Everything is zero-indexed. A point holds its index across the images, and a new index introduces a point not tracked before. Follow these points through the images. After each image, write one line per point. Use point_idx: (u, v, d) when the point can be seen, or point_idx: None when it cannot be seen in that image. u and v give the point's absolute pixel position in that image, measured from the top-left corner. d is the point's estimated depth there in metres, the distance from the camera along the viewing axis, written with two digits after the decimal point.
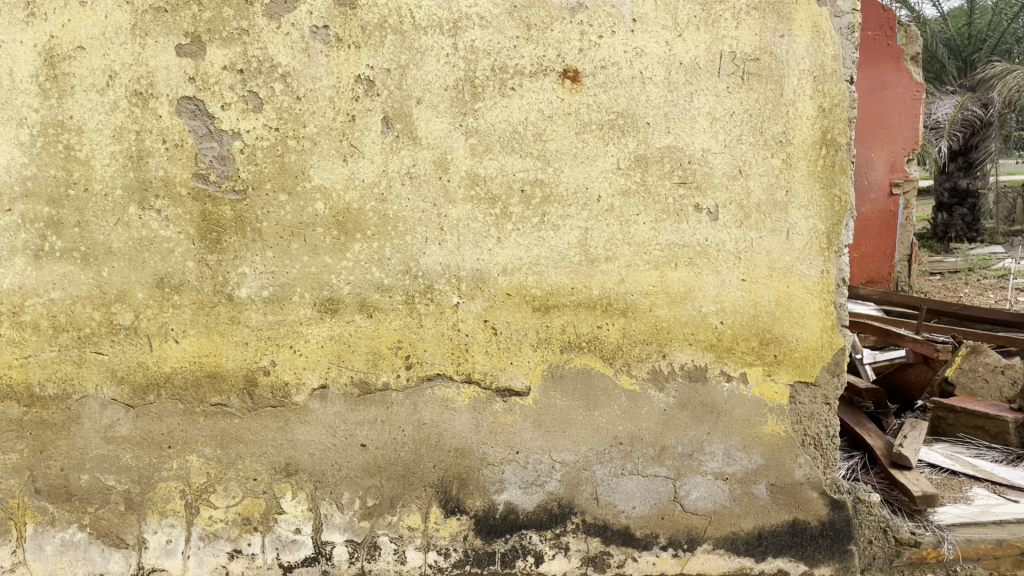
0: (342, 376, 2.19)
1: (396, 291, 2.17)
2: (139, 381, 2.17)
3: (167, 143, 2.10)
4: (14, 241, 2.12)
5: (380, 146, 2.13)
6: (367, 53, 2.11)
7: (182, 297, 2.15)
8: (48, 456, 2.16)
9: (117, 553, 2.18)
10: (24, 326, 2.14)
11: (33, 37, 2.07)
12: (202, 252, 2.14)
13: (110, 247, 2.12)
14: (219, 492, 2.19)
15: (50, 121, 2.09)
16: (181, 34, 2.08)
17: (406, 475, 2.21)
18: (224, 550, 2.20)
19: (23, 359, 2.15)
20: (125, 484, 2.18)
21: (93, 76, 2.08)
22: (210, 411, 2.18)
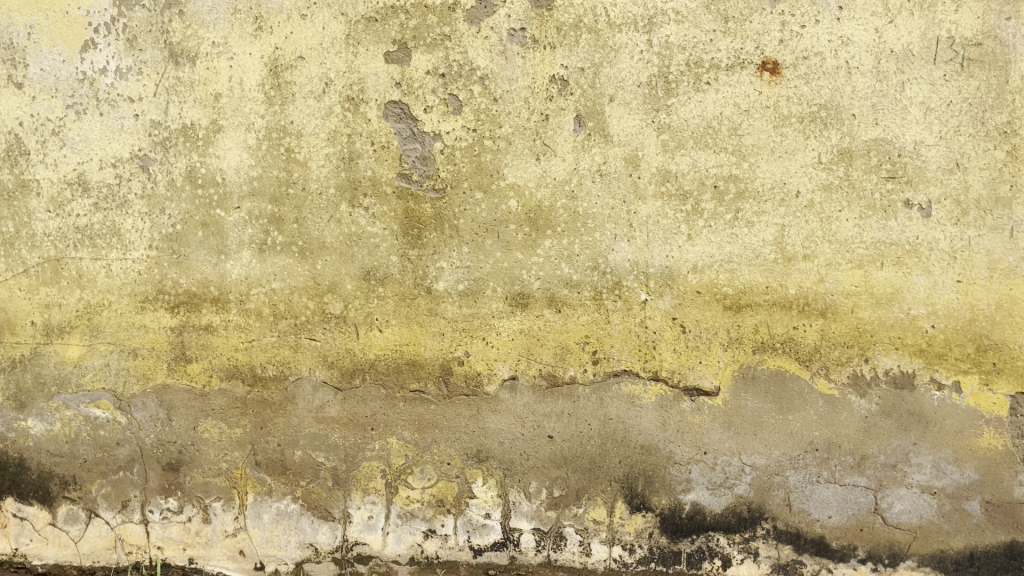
0: (531, 368, 2.24)
1: (585, 288, 2.20)
2: (347, 366, 2.32)
3: (375, 145, 2.25)
4: (242, 236, 2.33)
5: (572, 144, 2.17)
6: (562, 53, 2.15)
7: (386, 288, 2.29)
8: (267, 433, 2.36)
9: (325, 525, 2.36)
10: (249, 313, 2.35)
11: (260, 49, 2.27)
12: (404, 247, 2.27)
13: (323, 242, 2.30)
14: (416, 473, 2.31)
15: (275, 126, 2.29)
16: (389, 42, 2.21)
17: (593, 469, 2.24)
18: (419, 529, 2.32)
19: (248, 343, 2.36)
20: (333, 461, 2.35)
21: (311, 83, 2.26)
22: (409, 396, 2.30)
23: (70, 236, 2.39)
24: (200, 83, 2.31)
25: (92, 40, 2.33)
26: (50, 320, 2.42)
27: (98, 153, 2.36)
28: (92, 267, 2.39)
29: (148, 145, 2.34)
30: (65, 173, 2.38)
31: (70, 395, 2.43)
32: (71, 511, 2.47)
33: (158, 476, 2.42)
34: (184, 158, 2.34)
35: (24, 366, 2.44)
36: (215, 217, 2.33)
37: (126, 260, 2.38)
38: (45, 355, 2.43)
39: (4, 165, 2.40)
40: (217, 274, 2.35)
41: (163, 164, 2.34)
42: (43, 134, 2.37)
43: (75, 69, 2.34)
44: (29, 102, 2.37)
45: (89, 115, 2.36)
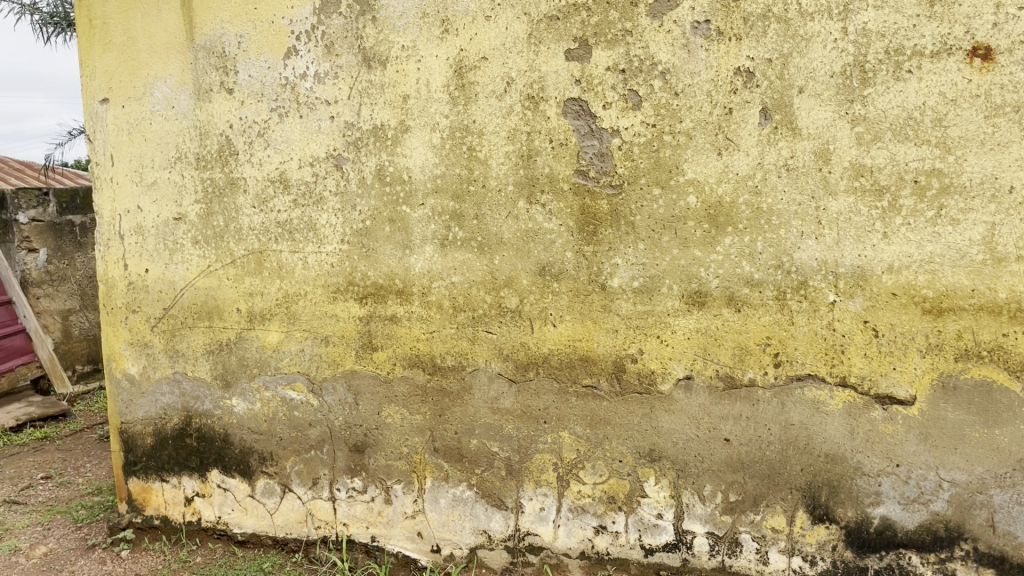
0: (708, 368, 2.19)
1: (767, 287, 2.13)
2: (521, 359, 2.36)
3: (553, 142, 2.27)
4: (426, 232, 2.42)
5: (757, 137, 2.10)
6: (748, 44, 2.08)
7: (561, 284, 2.30)
8: (445, 420, 2.46)
9: (498, 513, 2.43)
10: (430, 305, 2.44)
11: (446, 51, 2.34)
12: (580, 243, 2.27)
13: (502, 237, 2.35)
14: (588, 468, 2.32)
15: (458, 125, 2.36)
16: (570, 39, 2.22)
17: (771, 475, 2.17)
18: (591, 524, 2.33)
19: (428, 333, 2.45)
20: (507, 451, 2.40)
21: (494, 83, 2.30)
22: (582, 392, 2.31)
23: (272, 231, 2.59)
24: (389, 85, 2.40)
25: (293, 47, 2.47)
26: (254, 307, 2.64)
27: (298, 153, 2.53)
28: (290, 259, 2.57)
29: (342, 145, 2.48)
30: (268, 172, 2.57)
31: (270, 376, 2.64)
32: (268, 484, 2.70)
33: (345, 456, 2.58)
34: (374, 157, 2.45)
35: (229, 348, 2.68)
36: (401, 213, 2.44)
37: (320, 253, 2.54)
38: (248, 339, 2.65)
39: (217, 164, 2.63)
40: (402, 267, 2.46)
41: (355, 163, 2.47)
42: (251, 136, 2.58)
43: (278, 75, 2.51)
44: (238, 106, 2.57)
45: (290, 117, 2.52)
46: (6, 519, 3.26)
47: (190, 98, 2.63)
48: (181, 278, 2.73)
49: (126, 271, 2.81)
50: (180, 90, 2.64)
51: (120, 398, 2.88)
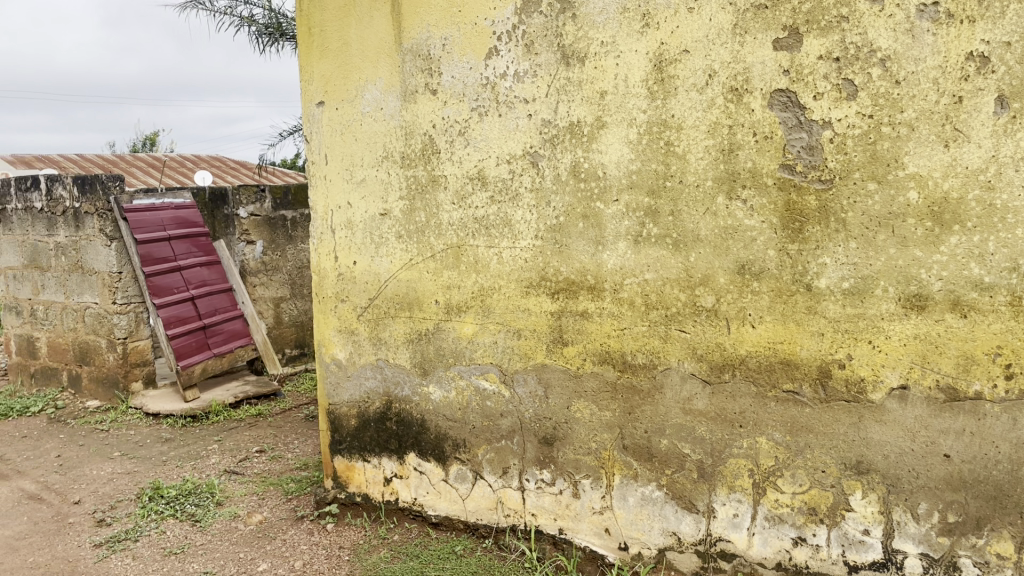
0: (927, 378, 2.04)
1: (998, 291, 1.93)
2: (717, 360, 2.29)
3: (757, 135, 2.16)
4: (620, 228, 2.40)
5: (991, 128, 1.89)
6: (983, 27, 1.87)
7: (761, 283, 2.21)
8: (635, 418, 2.44)
9: (688, 516, 2.38)
10: (622, 302, 2.42)
11: (646, 46, 2.28)
12: (783, 241, 2.16)
13: (698, 234, 2.27)
14: (787, 477, 2.22)
15: (656, 120, 2.30)
16: (779, 28, 2.09)
17: (998, 497, 1.98)
18: (789, 535, 2.23)
19: (619, 330, 2.43)
20: (699, 454, 2.35)
21: (695, 76, 2.22)
22: (782, 396, 2.22)
23: (469, 226, 2.67)
24: (588, 82, 2.39)
25: (495, 47, 2.53)
26: (451, 300, 2.74)
27: (496, 151, 2.59)
28: (486, 254, 2.65)
29: (539, 142, 2.50)
30: (468, 169, 2.65)
31: (465, 366, 2.73)
32: (461, 471, 2.80)
33: (535, 448, 2.62)
34: (569, 154, 2.45)
35: (427, 338, 2.81)
36: (595, 209, 2.43)
37: (515, 248, 2.59)
38: (445, 330, 2.76)
39: (420, 163, 2.75)
40: (594, 263, 2.45)
41: (551, 160, 2.49)
42: (452, 134, 2.67)
43: (480, 75, 2.58)
44: (441, 106, 2.68)
45: (490, 116, 2.59)
46: (228, 486, 3.60)
47: (398, 99, 2.77)
48: (385, 270, 2.88)
49: (335, 263, 3.01)
50: (388, 92, 2.79)
51: (328, 380, 3.09)
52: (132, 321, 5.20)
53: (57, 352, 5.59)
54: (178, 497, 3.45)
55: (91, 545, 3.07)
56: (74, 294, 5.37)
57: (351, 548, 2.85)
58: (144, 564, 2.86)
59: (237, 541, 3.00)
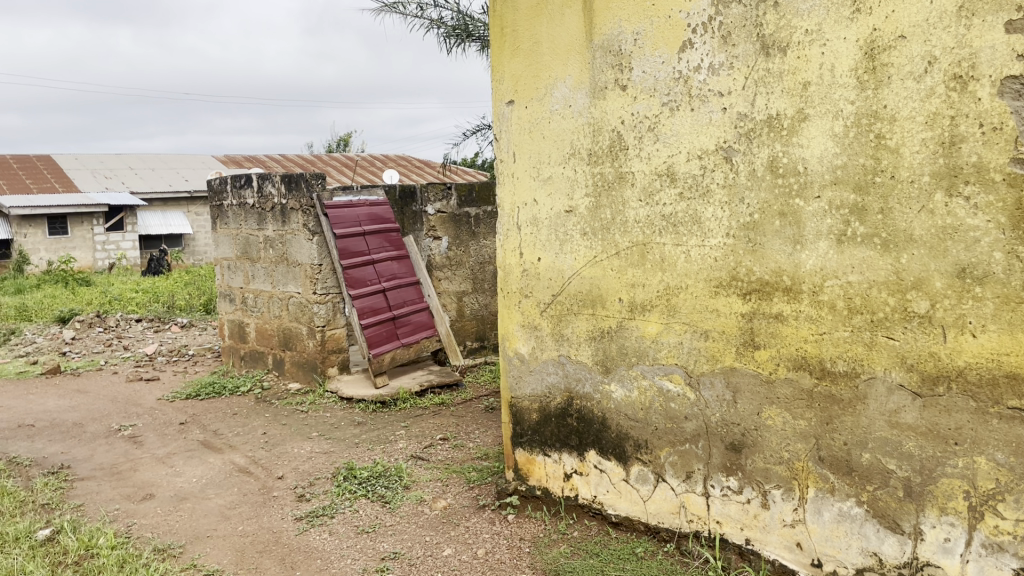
0: None
1: None
2: (929, 370, 2.11)
3: (984, 126, 1.96)
4: (821, 226, 2.27)
5: None
6: None
7: (985, 289, 2.00)
8: (834, 429, 2.30)
9: (892, 536, 2.21)
10: (822, 305, 2.29)
11: (856, 33, 2.14)
12: (1013, 242, 1.95)
13: (912, 234, 2.10)
14: (1009, 502, 2.00)
15: (865, 111, 2.15)
16: (1013, 8, 1.89)
17: None
18: (1010, 565, 2.01)
19: (818, 335, 2.30)
20: (906, 470, 2.17)
21: (912, 63, 2.06)
22: (1007, 414, 2.00)
23: (657, 223, 2.63)
24: (790, 73, 2.28)
25: (689, 40, 2.47)
26: (636, 298, 2.70)
27: (687, 146, 2.52)
28: (673, 252, 2.59)
29: (733, 137, 2.41)
30: (656, 166, 2.61)
31: (648, 366, 2.69)
32: (642, 471, 2.76)
33: (722, 454, 2.54)
34: (767, 149, 2.35)
35: (611, 336, 2.79)
36: (793, 206, 2.31)
37: (704, 246, 2.52)
38: (629, 328, 2.73)
39: (608, 159, 2.74)
40: (791, 263, 2.34)
41: (746, 156, 2.40)
42: (642, 130, 2.63)
43: (672, 69, 2.52)
44: (631, 102, 2.64)
45: (682, 111, 2.52)
46: (414, 471, 3.75)
47: (587, 96, 2.76)
48: (569, 266, 2.89)
49: (521, 259, 3.05)
50: (578, 89, 2.79)
51: (511, 374, 3.14)
52: (330, 310, 5.55)
53: (264, 337, 6.06)
54: (369, 479, 3.64)
55: (293, 518, 3.31)
56: (280, 284, 5.80)
57: (531, 540, 2.89)
58: (339, 539, 3.04)
59: (423, 525, 3.12)
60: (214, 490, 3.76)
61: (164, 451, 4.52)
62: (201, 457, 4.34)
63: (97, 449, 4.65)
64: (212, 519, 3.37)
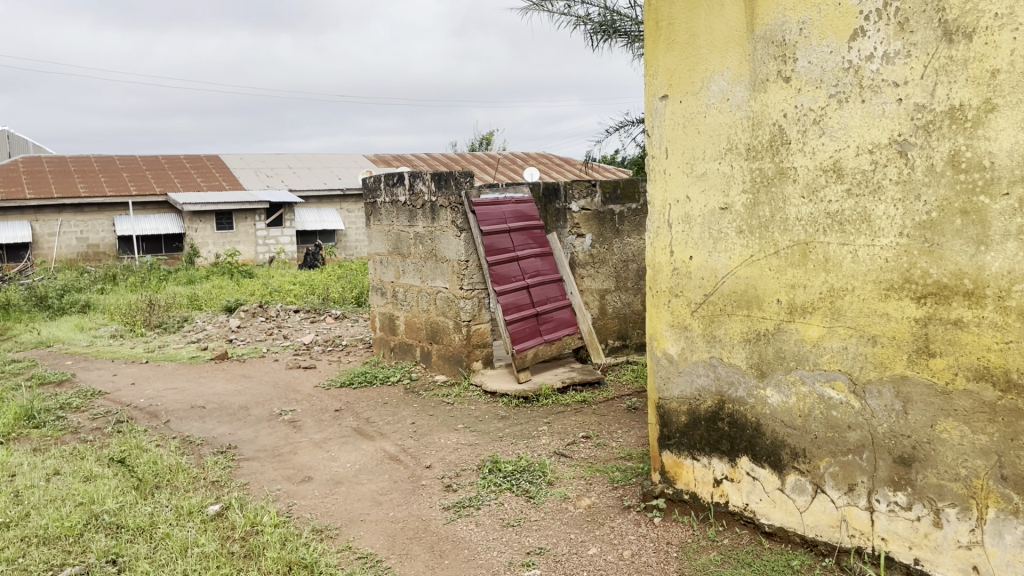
0: None
1: None
2: None
3: None
4: (1009, 225, 2.09)
5: None
6: None
7: None
8: (1020, 446, 2.11)
9: None
10: (1009, 311, 2.11)
11: None
12: None
13: None
14: None
15: None
16: None
17: None
18: None
19: (1004, 343, 2.12)
20: None
21: None
22: None
23: (821, 221, 2.50)
24: (976, 60, 2.11)
25: (861, 28, 2.34)
26: (795, 300, 2.59)
27: (856, 140, 2.39)
28: (839, 252, 2.46)
29: (909, 130, 2.26)
30: (821, 161, 2.49)
31: (807, 372, 2.58)
32: (799, 481, 2.64)
33: (889, 467, 2.39)
34: (948, 142, 2.19)
35: (767, 338, 2.68)
36: (978, 204, 2.15)
37: (873, 246, 2.38)
38: (788, 331, 2.62)
39: (768, 154, 2.63)
40: (974, 265, 2.17)
41: (923, 149, 2.24)
42: (806, 124, 2.51)
43: (842, 59, 2.40)
44: (795, 95, 2.53)
45: (851, 103, 2.39)
46: (558, 468, 3.76)
47: (747, 90, 2.67)
48: (724, 266, 2.80)
49: (671, 257, 2.99)
50: (736, 82, 2.70)
51: (659, 374, 3.09)
52: (476, 305, 5.65)
53: (413, 330, 6.25)
54: (513, 473, 3.69)
55: (440, 507, 3.39)
56: (428, 279, 5.97)
57: (679, 544, 2.83)
58: (486, 531, 3.09)
59: (568, 522, 3.12)
60: (366, 475, 3.92)
61: (320, 436, 4.75)
62: (354, 443, 4.53)
63: (260, 432, 4.94)
64: (364, 504, 3.50)
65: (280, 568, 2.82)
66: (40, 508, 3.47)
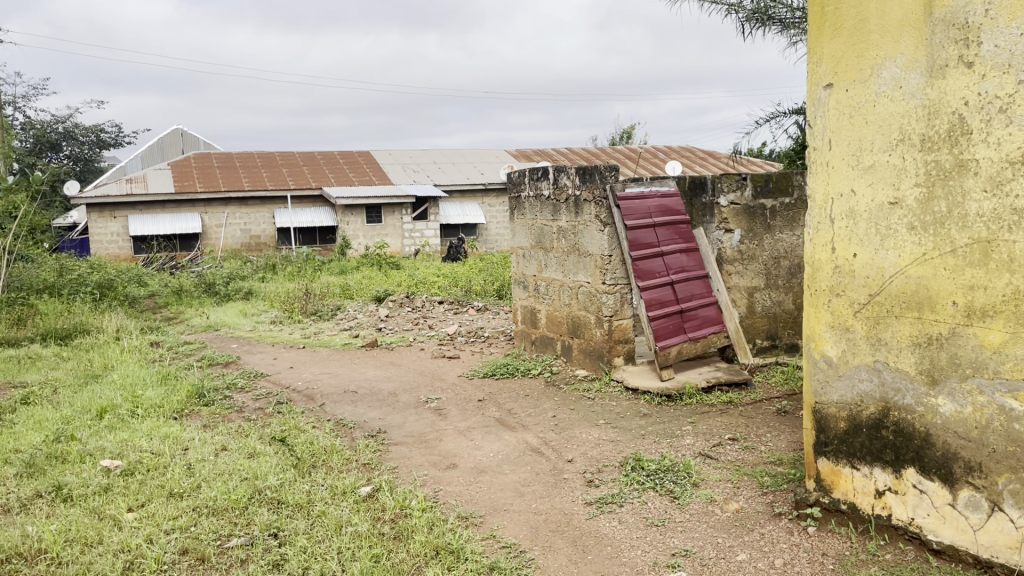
0: None
1: None
2: None
3: None
4: None
5: None
6: None
7: None
8: None
9: None
10: None
11: None
12: None
13: None
14: None
15: None
16: None
17: None
18: None
19: None
20: None
21: None
22: None
23: (1006, 218, 2.31)
24: None
25: None
26: (974, 302, 2.40)
27: None
28: None
29: None
30: (1008, 153, 2.29)
31: (987, 380, 2.39)
32: (973, 497, 2.45)
33: None
34: None
35: (940, 343, 2.51)
36: None
37: None
38: (964, 336, 2.44)
39: (945, 146, 2.45)
40: None
41: None
42: (991, 113, 2.32)
43: None
44: (979, 81, 2.34)
45: None
46: (704, 469, 3.66)
47: (923, 76, 2.50)
48: (892, 264, 2.64)
49: (833, 254, 2.84)
50: (910, 68, 2.53)
51: (816, 377, 2.94)
52: (619, 301, 5.60)
53: (554, 324, 6.27)
54: (657, 471, 3.63)
55: (583, 502, 3.38)
56: (571, 273, 5.97)
57: (835, 557, 2.69)
58: (629, 529, 3.06)
59: (715, 525, 3.04)
60: (510, 466, 3.96)
61: (464, 425, 4.85)
62: (497, 433, 4.60)
63: (407, 418, 5.11)
64: (508, 494, 3.54)
65: (428, 552, 2.91)
66: (210, 481, 3.73)
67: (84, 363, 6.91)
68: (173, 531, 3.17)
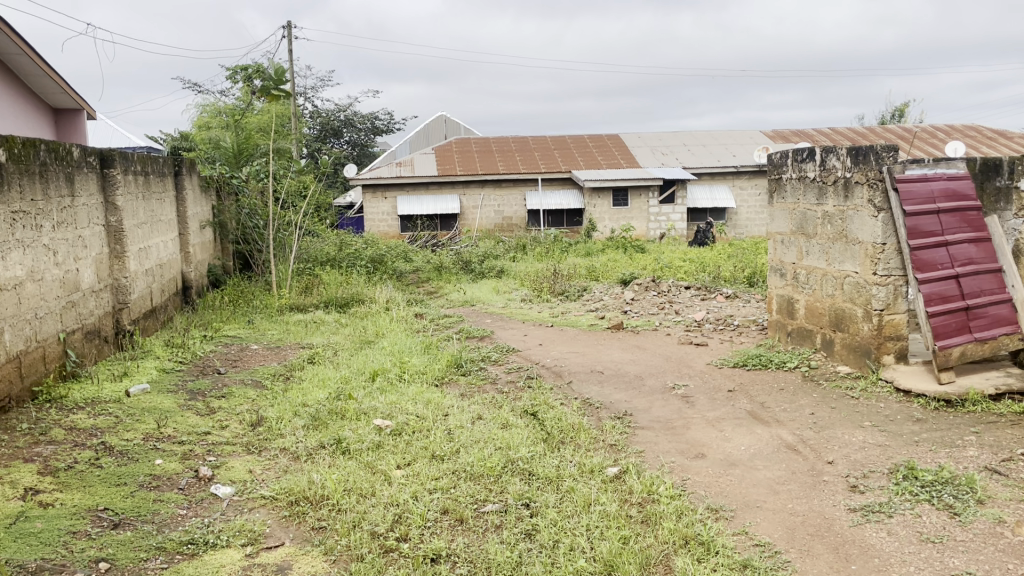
0: None
1: None
2: None
3: None
4: None
5: None
6: None
7: None
8: None
9: None
10: None
11: None
12: None
13: None
14: None
15: None
16: None
17: None
18: None
19: None
20: None
21: None
22: None
23: None
24: None
25: None
26: None
27: None
28: None
29: None
30: None
31: None
32: None
33: None
34: None
35: None
36: None
37: None
38: None
39: None
40: None
41: None
42: None
43: None
44: None
45: None
46: (990, 486, 3.27)
47: None
48: None
49: None
50: None
51: None
52: (892, 294, 5.14)
53: (814, 316, 5.91)
54: (933, 483, 3.30)
55: (846, 507, 3.16)
56: (837, 262, 5.58)
57: None
58: (900, 543, 2.81)
59: (1005, 550, 2.70)
60: (762, 461, 3.79)
61: (714, 415, 4.71)
62: (749, 426, 4.42)
63: (655, 403, 5.07)
64: (761, 490, 3.40)
65: (677, 540, 2.87)
66: (468, 447, 3.93)
67: (358, 330, 7.59)
68: (435, 491, 3.39)
